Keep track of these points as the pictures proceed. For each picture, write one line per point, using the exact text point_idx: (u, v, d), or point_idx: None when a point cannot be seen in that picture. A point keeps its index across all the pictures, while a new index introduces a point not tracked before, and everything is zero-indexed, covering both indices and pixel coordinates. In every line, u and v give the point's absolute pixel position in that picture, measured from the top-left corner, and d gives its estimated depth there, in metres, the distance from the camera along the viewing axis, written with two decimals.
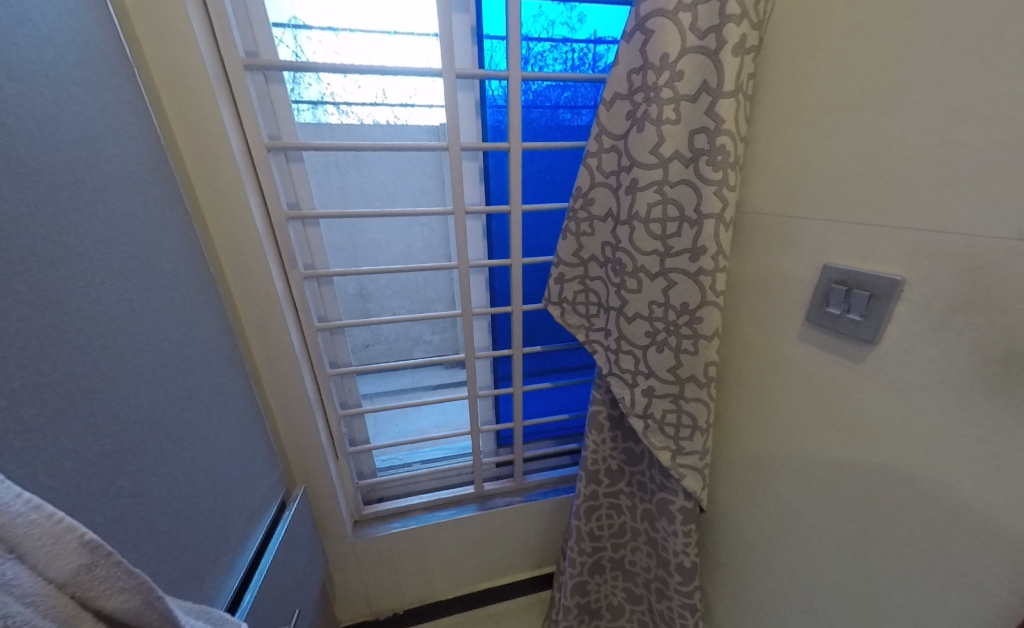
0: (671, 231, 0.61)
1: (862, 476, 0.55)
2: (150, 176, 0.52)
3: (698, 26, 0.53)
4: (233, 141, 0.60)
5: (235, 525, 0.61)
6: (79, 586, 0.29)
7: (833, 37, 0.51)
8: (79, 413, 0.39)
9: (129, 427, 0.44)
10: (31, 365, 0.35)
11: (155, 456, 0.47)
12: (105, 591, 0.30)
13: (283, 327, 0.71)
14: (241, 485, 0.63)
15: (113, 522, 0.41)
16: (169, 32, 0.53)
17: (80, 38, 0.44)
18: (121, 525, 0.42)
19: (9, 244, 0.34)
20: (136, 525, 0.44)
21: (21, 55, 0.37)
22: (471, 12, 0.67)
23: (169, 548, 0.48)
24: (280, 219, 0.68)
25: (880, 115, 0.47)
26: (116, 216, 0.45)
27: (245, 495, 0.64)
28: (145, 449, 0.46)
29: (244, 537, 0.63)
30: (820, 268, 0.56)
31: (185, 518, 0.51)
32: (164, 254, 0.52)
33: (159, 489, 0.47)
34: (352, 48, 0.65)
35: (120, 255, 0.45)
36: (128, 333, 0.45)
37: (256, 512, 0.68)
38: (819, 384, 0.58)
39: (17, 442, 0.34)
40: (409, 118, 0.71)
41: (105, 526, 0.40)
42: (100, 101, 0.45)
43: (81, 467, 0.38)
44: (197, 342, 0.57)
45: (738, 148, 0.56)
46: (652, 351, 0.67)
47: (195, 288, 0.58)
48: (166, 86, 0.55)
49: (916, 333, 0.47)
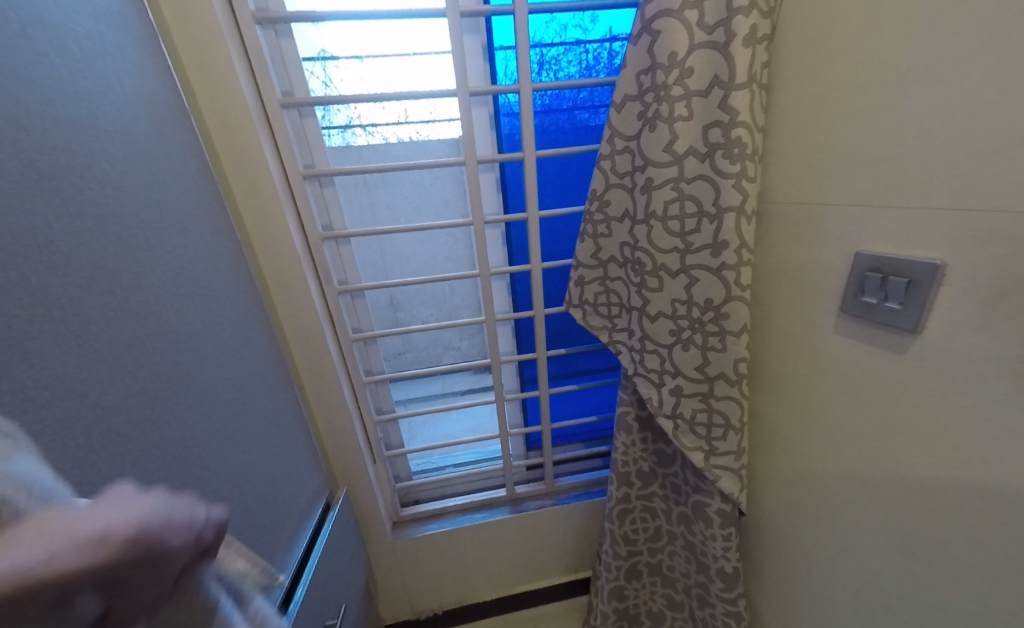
0: (690, 227, 0.60)
1: (913, 475, 0.51)
2: (206, 210, 0.58)
3: (706, 22, 0.53)
4: (273, 173, 0.65)
5: (285, 526, 0.66)
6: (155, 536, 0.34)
7: (852, 19, 0.49)
8: (155, 422, 0.44)
9: (196, 434, 0.49)
10: (120, 381, 0.40)
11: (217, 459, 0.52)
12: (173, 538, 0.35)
13: (322, 339, 0.76)
14: (289, 487, 0.68)
15: None
16: (218, 79, 0.59)
17: (148, 96, 0.50)
18: None
19: (100, 278, 0.40)
20: None
21: (106, 118, 0.43)
22: (481, 31, 0.70)
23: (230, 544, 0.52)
24: (315, 239, 0.73)
25: (907, 93, 0.45)
26: (179, 246, 0.51)
27: (293, 496, 0.69)
28: (209, 454, 0.51)
29: (293, 537, 0.68)
30: (852, 256, 0.53)
31: (242, 517, 0.55)
32: (219, 277, 0.58)
33: (221, 489, 0.52)
34: (376, 72, 0.69)
35: (184, 281, 0.51)
36: (193, 348, 0.50)
37: (304, 512, 0.72)
38: (861, 376, 0.55)
39: (110, 447, 0.38)
40: (429, 133, 0.74)
41: None
42: (165, 148, 0.51)
43: (159, 469, 0.43)
44: (249, 355, 0.62)
45: (755, 139, 0.55)
46: (677, 349, 0.66)
47: (245, 307, 0.64)
48: (217, 129, 0.61)
49: (962, 319, 0.44)
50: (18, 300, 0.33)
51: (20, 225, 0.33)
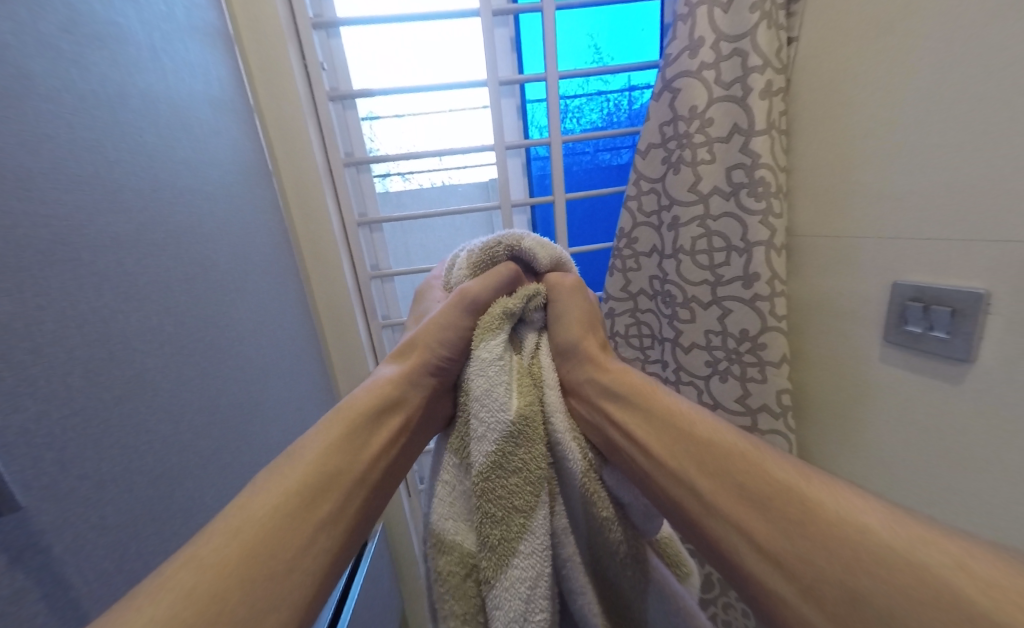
0: (720, 261, 0.62)
1: (992, 511, 0.48)
2: (275, 257, 0.65)
3: (723, 79, 0.57)
4: (333, 220, 0.72)
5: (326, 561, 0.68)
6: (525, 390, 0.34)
7: (860, 72, 0.52)
8: (214, 446, 0.47)
9: (244, 459, 0.52)
10: (191, 414, 0.44)
11: None
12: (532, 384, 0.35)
13: (366, 372, 0.80)
14: None
15: None
16: (294, 146, 0.67)
17: (233, 165, 0.58)
18: None
19: (178, 327, 0.44)
20: None
21: (200, 183, 0.51)
22: (515, 94, 0.77)
23: None
24: (365, 278, 0.78)
25: (922, 137, 0.47)
26: (249, 291, 0.58)
27: None
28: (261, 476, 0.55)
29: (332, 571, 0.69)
30: (889, 285, 0.54)
31: None
32: (284, 314, 0.65)
33: None
34: (415, 127, 0.74)
35: (256, 320, 0.58)
36: (252, 397, 0.55)
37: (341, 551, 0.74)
38: (912, 409, 0.54)
39: (186, 474, 0.43)
40: (460, 178, 0.78)
41: None
42: (246, 206, 0.59)
43: (216, 496, 0.47)
44: (297, 388, 0.67)
45: (778, 178, 0.58)
46: (715, 380, 0.67)
47: (299, 342, 0.69)
48: (292, 186, 0.69)
49: (1018, 348, 0.43)
50: (113, 348, 0.36)
51: (130, 284, 0.39)
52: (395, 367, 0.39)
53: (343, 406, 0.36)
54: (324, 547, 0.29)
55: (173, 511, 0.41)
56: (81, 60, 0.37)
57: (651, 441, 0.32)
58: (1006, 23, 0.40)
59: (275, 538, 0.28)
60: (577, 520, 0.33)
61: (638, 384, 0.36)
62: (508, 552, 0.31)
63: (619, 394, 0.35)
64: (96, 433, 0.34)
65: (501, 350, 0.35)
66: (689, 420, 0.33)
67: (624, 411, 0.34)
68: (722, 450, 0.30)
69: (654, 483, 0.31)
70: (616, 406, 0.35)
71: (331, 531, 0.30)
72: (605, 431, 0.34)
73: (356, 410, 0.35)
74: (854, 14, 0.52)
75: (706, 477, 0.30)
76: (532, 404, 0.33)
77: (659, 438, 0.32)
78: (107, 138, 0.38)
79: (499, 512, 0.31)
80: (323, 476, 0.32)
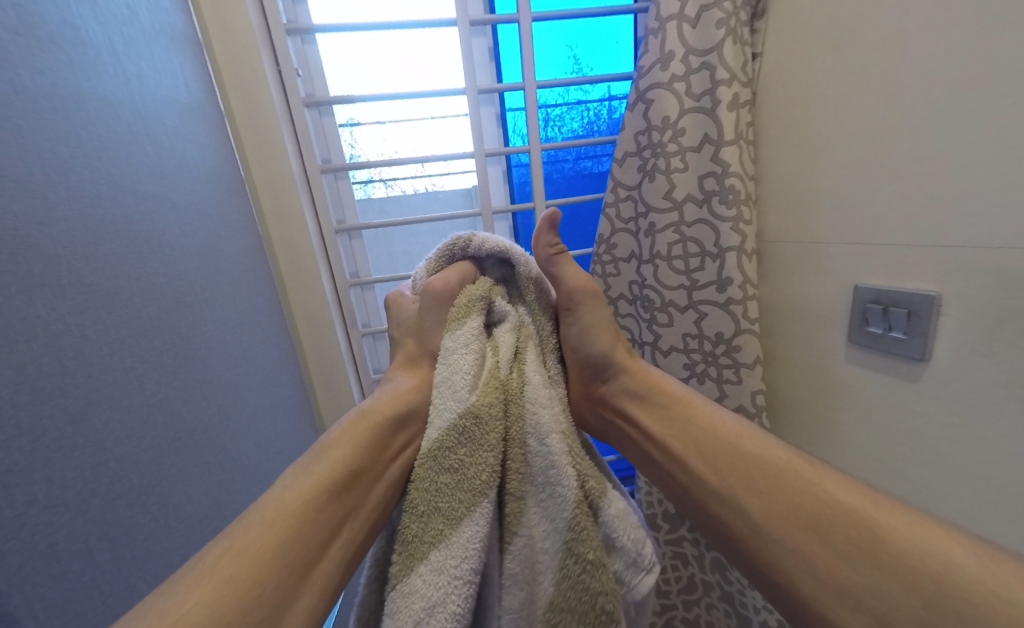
0: (695, 265, 0.64)
1: (949, 501, 0.51)
2: (247, 265, 0.63)
3: (693, 91, 0.59)
4: (310, 228, 0.71)
5: None
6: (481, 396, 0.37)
7: (818, 87, 0.55)
8: (180, 462, 0.45)
9: (213, 475, 0.50)
10: (154, 429, 0.43)
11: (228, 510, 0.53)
12: (492, 392, 0.38)
13: (346, 383, 0.79)
14: None
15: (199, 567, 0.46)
16: (268, 152, 0.66)
17: (202, 171, 0.56)
18: None
19: (139, 340, 0.42)
20: None
21: (164, 189, 0.49)
22: (495, 103, 0.78)
23: None
24: (344, 285, 0.77)
25: (875, 149, 0.50)
26: (219, 302, 0.56)
27: None
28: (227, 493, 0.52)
29: None
30: (852, 289, 0.56)
31: None
32: (257, 324, 0.64)
33: None
34: (396, 134, 0.73)
35: (226, 330, 0.56)
36: (222, 412, 0.53)
37: None
38: (875, 406, 0.57)
39: (148, 492, 0.41)
40: (444, 184, 0.78)
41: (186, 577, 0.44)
42: (215, 213, 0.58)
43: (183, 514, 0.45)
44: (271, 400, 0.65)
45: (747, 186, 0.60)
46: (693, 383, 0.68)
47: (274, 352, 0.67)
48: (266, 192, 0.68)
49: (968, 347, 0.46)
50: (63, 363, 0.34)
51: (84, 296, 0.37)
52: (411, 377, 0.45)
53: (366, 409, 0.41)
54: (345, 537, 0.35)
55: (132, 534, 0.39)
56: (31, 62, 0.35)
57: (682, 449, 0.40)
58: (946, 45, 0.43)
59: (302, 529, 0.33)
60: (553, 540, 0.35)
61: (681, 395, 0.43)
62: (422, 549, 0.33)
63: (665, 416, 0.42)
64: (45, 453, 0.32)
65: (462, 355, 0.40)
66: (733, 433, 0.38)
67: (653, 419, 0.43)
68: (774, 471, 0.35)
69: (697, 490, 0.38)
70: (662, 427, 0.42)
71: (352, 524, 0.35)
72: (644, 446, 0.43)
73: (380, 413, 0.40)
74: (811, 32, 0.54)
75: (755, 498, 0.35)
76: (487, 409, 0.37)
77: (691, 449, 0.39)
78: (61, 145, 0.37)
79: (424, 507, 0.35)
80: (347, 474, 0.36)
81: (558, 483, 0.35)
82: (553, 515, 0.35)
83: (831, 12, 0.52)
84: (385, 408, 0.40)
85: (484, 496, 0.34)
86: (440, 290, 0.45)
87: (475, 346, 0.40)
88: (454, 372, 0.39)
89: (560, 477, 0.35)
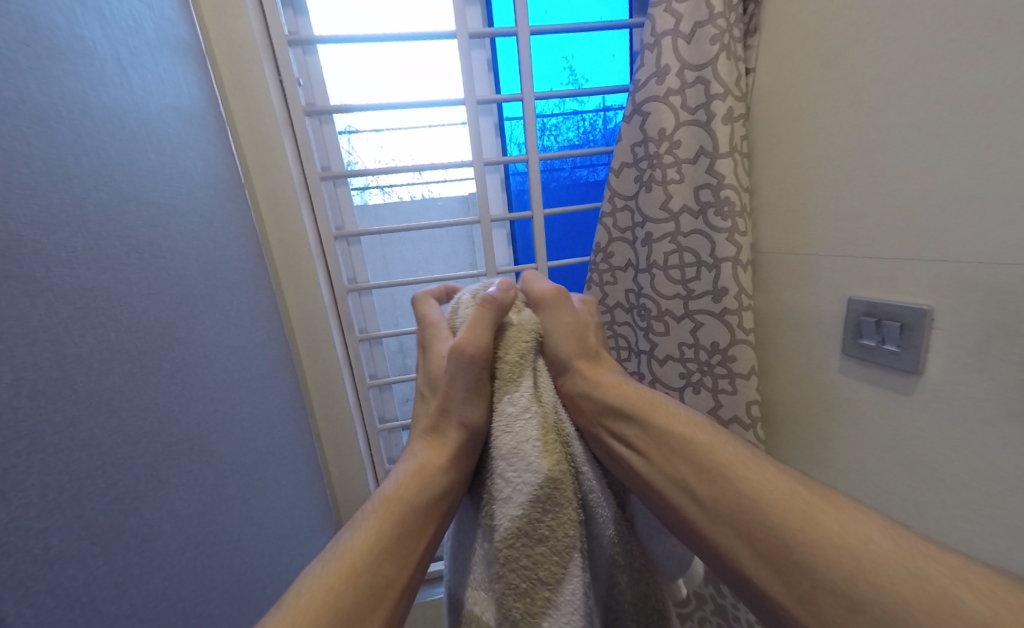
0: (691, 275, 0.65)
1: (943, 515, 0.51)
2: (247, 270, 0.64)
3: (688, 105, 0.60)
4: (309, 234, 0.72)
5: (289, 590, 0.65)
6: (550, 457, 0.36)
7: (810, 103, 0.56)
8: (174, 464, 0.46)
9: (207, 480, 0.50)
10: (150, 431, 0.43)
11: (224, 514, 0.53)
12: (557, 449, 0.36)
13: (342, 388, 0.79)
14: (291, 548, 0.67)
15: (190, 572, 0.46)
16: (268, 159, 0.67)
17: (204, 178, 0.57)
18: (193, 582, 0.46)
19: (138, 342, 0.43)
20: (206, 577, 0.48)
21: (167, 195, 0.50)
22: (493, 113, 0.79)
23: (228, 599, 0.52)
24: (342, 291, 0.77)
25: (866, 164, 0.51)
26: (218, 307, 0.56)
27: (297, 560, 0.69)
28: (220, 499, 0.52)
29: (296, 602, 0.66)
30: (845, 301, 0.57)
31: (240, 574, 0.55)
32: (254, 329, 0.64)
33: (229, 538, 0.53)
34: (394, 142, 0.74)
35: (223, 334, 0.57)
36: (218, 416, 0.54)
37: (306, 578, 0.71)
38: (868, 418, 0.57)
39: (142, 495, 0.41)
40: (441, 191, 0.79)
41: (176, 583, 0.44)
42: (216, 220, 0.58)
43: (176, 518, 0.45)
44: (268, 405, 0.65)
45: (742, 198, 0.61)
46: (689, 392, 0.68)
47: (271, 356, 0.67)
48: (265, 198, 0.68)
49: (959, 361, 0.46)
50: (62, 366, 0.35)
51: (88, 300, 0.38)
52: (432, 451, 0.40)
53: (384, 496, 0.38)
54: None
55: (128, 538, 0.39)
56: (40, 72, 0.36)
57: (648, 450, 0.38)
58: (936, 63, 0.44)
59: None
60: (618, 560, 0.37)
61: (636, 395, 0.41)
62: (533, 623, 0.34)
63: (620, 410, 0.40)
64: (42, 457, 0.32)
65: (523, 418, 0.37)
66: (688, 428, 0.38)
67: (616, 420, 0.40)
68: None
69: None
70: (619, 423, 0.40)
71: None
72: (609, 444, 0.40)
73: (402, 501, 0.38)
74: (804, 49, 0.55)
75: (704, 484, 0.35)
76: (560, 471, 0.36)
77: (653, 446, 0.38)
78: (67, 153, 0.38)
79: (524, 583, 0.35)
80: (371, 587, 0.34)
81: (598, 507, 0.36)
82: (604, 540, 0.37)
83: (822, 29, 0.53)
84: (409, 496, 0.38)
85: (575, 553, 0.35)
86: (473, 357, 0.39)
87: (533, 405, 0.37)
88: (524, 440, 0.36)
89: (599, 503, 0.37)
